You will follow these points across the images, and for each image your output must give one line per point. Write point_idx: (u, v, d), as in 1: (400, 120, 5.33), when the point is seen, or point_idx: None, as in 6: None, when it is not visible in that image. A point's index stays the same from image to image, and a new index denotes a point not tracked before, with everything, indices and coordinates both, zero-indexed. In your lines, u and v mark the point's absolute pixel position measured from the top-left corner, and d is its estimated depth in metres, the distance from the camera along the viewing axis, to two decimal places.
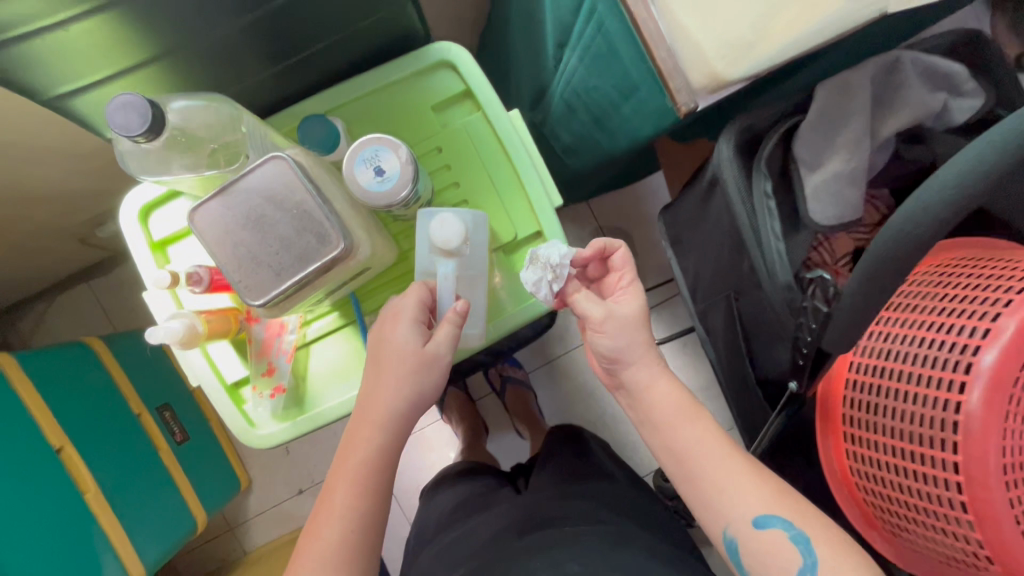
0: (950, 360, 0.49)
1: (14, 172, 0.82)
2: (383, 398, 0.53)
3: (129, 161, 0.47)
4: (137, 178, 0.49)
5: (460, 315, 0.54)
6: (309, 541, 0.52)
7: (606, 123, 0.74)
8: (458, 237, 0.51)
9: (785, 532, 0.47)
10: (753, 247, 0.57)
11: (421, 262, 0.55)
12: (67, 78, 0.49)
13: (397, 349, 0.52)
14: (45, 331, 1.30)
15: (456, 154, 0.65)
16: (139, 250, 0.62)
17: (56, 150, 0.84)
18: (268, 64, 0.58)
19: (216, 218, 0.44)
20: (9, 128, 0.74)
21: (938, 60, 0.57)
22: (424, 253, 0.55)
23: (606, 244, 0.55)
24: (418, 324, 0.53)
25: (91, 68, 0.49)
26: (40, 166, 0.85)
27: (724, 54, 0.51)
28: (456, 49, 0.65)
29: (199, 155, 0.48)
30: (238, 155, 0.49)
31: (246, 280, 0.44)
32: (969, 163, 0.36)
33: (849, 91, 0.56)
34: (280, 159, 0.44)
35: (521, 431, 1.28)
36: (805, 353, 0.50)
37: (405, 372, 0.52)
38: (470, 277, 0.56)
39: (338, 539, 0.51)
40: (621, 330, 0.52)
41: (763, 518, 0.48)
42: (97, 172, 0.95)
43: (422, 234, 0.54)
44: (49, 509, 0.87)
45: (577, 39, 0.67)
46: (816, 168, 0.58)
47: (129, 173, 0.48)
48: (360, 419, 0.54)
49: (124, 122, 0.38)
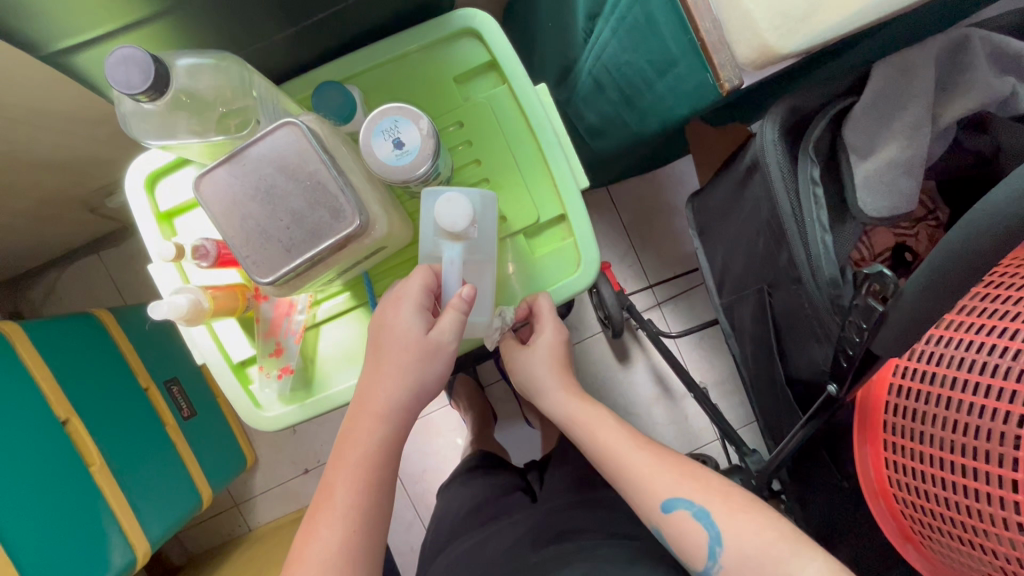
0: (1012, 369, 0.46)
1: (22, 138, 0.80)
2: (390, 391, 0.51)
3: (133, 123, 0.44)
4: (142, 143, 0.46)
5: (465, 301, 0.50)
6: (307, 545, 0.50)
7: (638, 102, 0.69)
8: (466, 219, 0.47)
9: (689, 511, 0.53)
10: (796, 239, 0.53)
11: (427, 246, 0.52)
12: (68, 32, 0.45)
13: (399, 336, 0.50)
14: (54, 302, 1.30)
15: (478, 129, 0.62)
16: (145, 219, 0.59)
17: (63, 115, 0.81)
18: (282, 26, 0.54)
19: (223, 186, 0.41)
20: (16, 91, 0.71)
21: (1009, 40, 0.52)
22: (428, 236, 0.51)
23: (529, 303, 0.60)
24: (424, 311, 0.50)
25: (95, 21, 0.46)
26: (48, 132, 0.82)
27: (776, 25, 0.46)
28: (482, 16, 0.60)
29: (204, 118, 0.44)
30: (248, 121, 0.46)
31: (254, 255, 0.41)
32: None
33: (911, 72, 0.51)
34: (292, 123, 0.40)
35: (531, 421, 1.26)
36: (851, 356, 0.46)
37: (408, 360, 0.50)
38: (475, 262, 0.53)
39: (340, 541, 0.50)
40: (534, 362, 0.60)
41: (670, 502, 0.54)
42: (108, 139, 0.92)
43: (427, 214, 0.50)
44: (52, 482, 0.86)
45: (611, 10, 0.63)
46: (868, 155, 0.53)
47: (134, 137, 0.45)
48: (361, 409, 0.52)
49: (125, 77, 0.35)
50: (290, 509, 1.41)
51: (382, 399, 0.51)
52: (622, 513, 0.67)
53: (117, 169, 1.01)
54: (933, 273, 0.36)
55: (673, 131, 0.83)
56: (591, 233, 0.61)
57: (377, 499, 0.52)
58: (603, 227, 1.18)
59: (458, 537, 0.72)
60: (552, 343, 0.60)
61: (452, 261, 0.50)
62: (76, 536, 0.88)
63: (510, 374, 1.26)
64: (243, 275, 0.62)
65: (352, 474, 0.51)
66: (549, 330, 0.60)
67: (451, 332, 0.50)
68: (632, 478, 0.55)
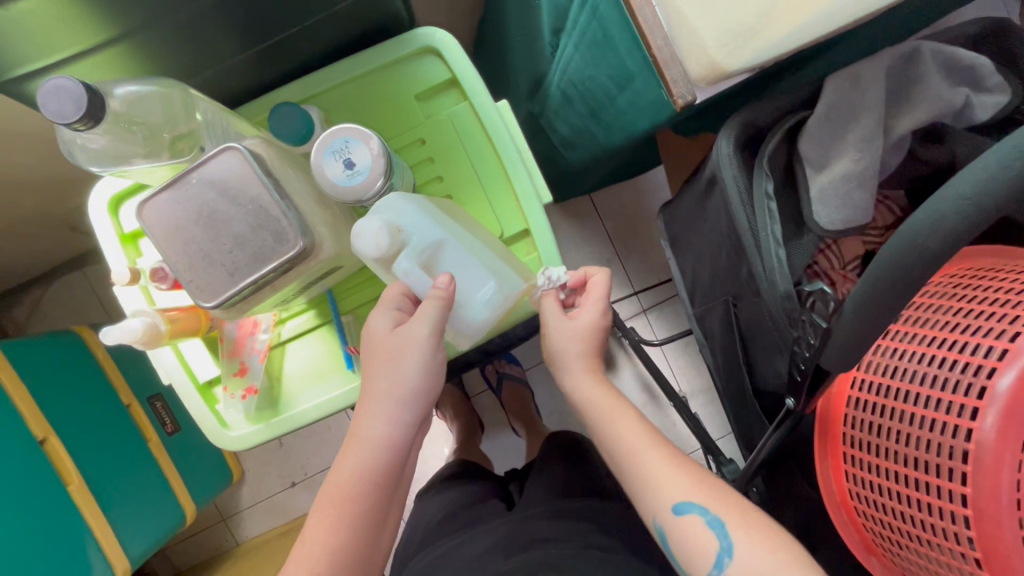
0: (963, 383, 0.46)
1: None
2: (376, 414, 0.51)
3: (76, 151, 0.43)
4: (88, 170, 0.46)
5: (445, 289, 0.49)
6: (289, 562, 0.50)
7: (603, 115, 0.70)
8: (380, 231, 0.45)
9: (703, 517, 0.49)
10: (752, 252, 0.53)
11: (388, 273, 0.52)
12: (19, 61, 0.46)
13: (372, 341, 0.51)
14: (39, 319, 1.30)
15: (440, 145, 0.62)
16: (109, 241, 0.59)
17: (36, 136, 0.81)
18: (240, 49, 0.55)
19: (166, 212, 0.41)
20: None
21: (959, 51, 0.52)
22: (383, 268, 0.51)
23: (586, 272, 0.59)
24: (396, 310, 0.51)
25: (46, 50, 0.46)
26: (21, 153, 0.82)
27: (724, 43, 0.46)
28: (442, 34, 0.61)
29: (153, 143, 0.45)
30: (195, 145, 0.46)
31: (198, 280, 0.41)
32: (992, 167, 0.30)
33: (862, 85, 0.51)
34: (234, 148, 0.40)
35: (517, 430, 1.26)
36: (803, 370, 0.47)
37: (384, 364, 0.50)
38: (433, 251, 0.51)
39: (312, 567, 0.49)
40: (567, 338, 0.56)
41: (682, 505, 0.50)
42: None
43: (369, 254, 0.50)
44: (30, 501, 0.86)
45: (573, 25, 0.63)
46: (823, 168, 0.54)
47: (79, 165, 0.45)
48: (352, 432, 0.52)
49: (57, 108, 0.35)
50: (278, 522, 1.41)
51: (356, 446, 0.51)
52: (598, 525, 0.66)
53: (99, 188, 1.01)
54: (868, 292, 0.36)
55: (645, 141, 0.83)
56: (554, 247, 0.61)
57: (361, 544, 0.51)
58: (584, 236, 1.19)
59: (429, 546, 0.71)
60: (596, 324, 0.57)
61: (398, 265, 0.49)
62: (54, 555, 0.87)
63: (495, 384, 1.26)
64: None
65: (331, 517, 0.51)
66: (593, 311, 0.57)
67: (423, 331, 0.48)
68: (648, 476, 0.52)
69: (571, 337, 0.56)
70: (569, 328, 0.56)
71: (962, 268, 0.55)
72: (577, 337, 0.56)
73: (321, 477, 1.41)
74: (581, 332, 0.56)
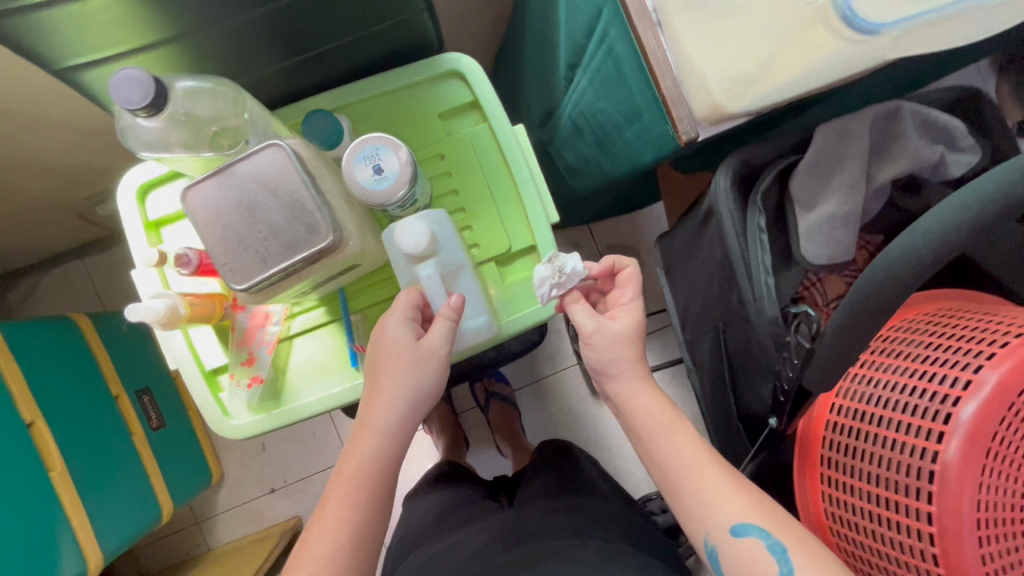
0: (931, 409, 0.50)
1: (22, 145, 0.83)
2: (391, 405, 0.53)
3: (130, 137, 0.47)
4: (137, 155, 0.49)
5: (454, 310, 0.53)
6: (301, 554, 0.50)
7: (609, 146, 0.75)
8: (425, 237, 0.51)
9: (763, 542, 0.46)
10: (743, 279, 0.57)
11: (403, 276, 0.55)
12: (78, 52, 0.50)
13: (391, 346, 0.52)
14: (33, 305, 1.30)
15: (458, 161, 0.66)
16: (133, 227, 0.62)
17: (64, 126, 0.84)
18: (281, 57, 0.59)
19: (208, 199, 0.44)
20: (22, 100, 0.74)
21: (937, 113, 0.58)
22: (402, 267, 0.55)
23: (615, 261, 0.56)
24: (411, 320, 0.53)
25: (105, 44, 0.50)
26: (47, 141, 0.85)
27: (727, 88, 0.51)
28: (468, 60, 0.66)
29: (201, 136, 0.48)
30: (239, 141, 0.50)
31: (231, 264, 0.44)
32: (954, 208, 0.35)
33: (848, 135, 0.56)
34: (279, 148, 0.44)
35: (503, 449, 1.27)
36: (787, 391, 0.50)
37: (403, 368, 0.52)
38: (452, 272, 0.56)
39: (326, 555, 0.49)
40: (609, 345, 0.53)
41: (741, 526, 0.47)
42: (107, 151, 0.96)
43: (393, 248, 0.54)
44: (12, 482, 0.85)
45: (588, 62, 0.69)
46: (811, 208, 0.58)
47: (130, 149, 0.48)
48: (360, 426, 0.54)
49: (126, 94, 0.39)
50: (253, 529, 1.39)
51: (370, 435, 0.53)
52: (590, 517, 0.67)
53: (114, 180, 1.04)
54: (846, 317, 0.40)
55: (646, 175, 0.88)
56: None
57: (364, 558, 0.51)
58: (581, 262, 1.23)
59: (417, 549, 0.72)
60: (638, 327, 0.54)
61: (429, 275, 0.53)
62: (29, 541, 0.86)
63: (484, 401, 1.27)
64: (223, 285, 0.64)
65: (344, 499, 0.51)
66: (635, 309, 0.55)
67: (440, 347, 0.52)
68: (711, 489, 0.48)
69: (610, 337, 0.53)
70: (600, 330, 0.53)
71: (913, 312, 0.60)
72: (620, 342, 0.53)
73: (301, 485, 1.39)
74: (626, 334, 0.54)
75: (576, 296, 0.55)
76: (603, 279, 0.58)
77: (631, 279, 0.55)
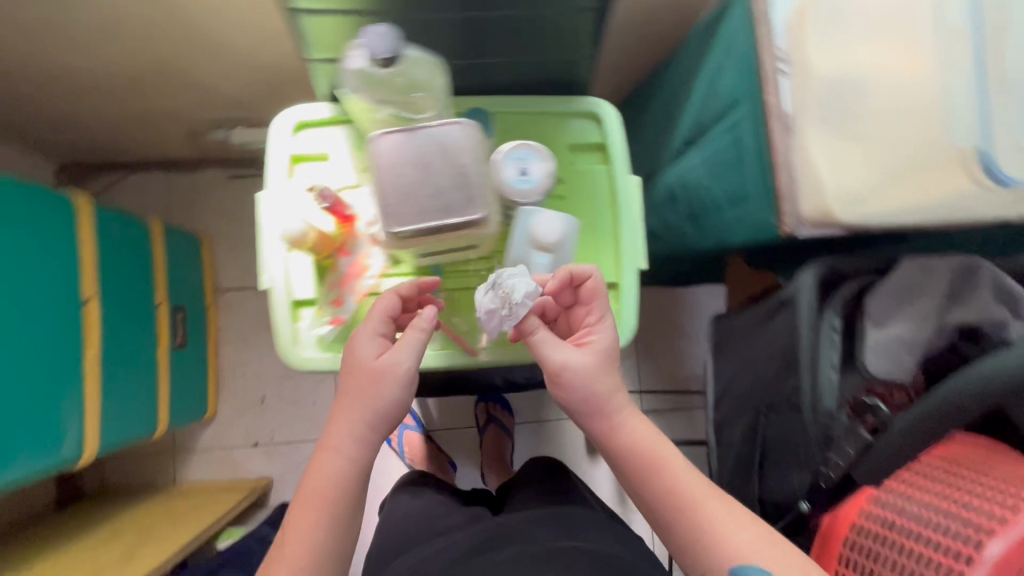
0: (963, 534, 0.53)
1: (185, 59, 0.92)
2: (353, 411, 0.55)
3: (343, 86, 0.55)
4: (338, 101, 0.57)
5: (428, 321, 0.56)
6: (285, 548, 0.52)
7: (701, 220, 0.81)
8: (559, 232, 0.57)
9: None
10: (808, 369, 0.62)
11: (514, 253, 0.60)
12: None
13: (357, 364, 0.56)
14: (109, 198, 1.36)
15: (573, 188, 0.73)
16: (279, 155, 0.69)
17: (227, 57, 0.93)
18: (460, 56, 0.67)
19: (392, 148, 0.50)
20: (209, 23, 0.83)
21: (1011, 282, 0.63)
22: (519, 247, 0.59)
23: (573, 272, 0.57)
24: (378, 338, 0.57)
25: None
26: (207, 63, 0.94)
27: (842, 201, 0.61)
28: (608, 108, 0.73)
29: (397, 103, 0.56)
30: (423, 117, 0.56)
31: (391, 207, 0.50)
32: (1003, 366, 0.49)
33: (929, 272, 0.63)
34: (462, 127, 0.50)
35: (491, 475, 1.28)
36: (828, 482, 0.62)
37: (371, 377, 0.56)
38: None
39: (310, 547, 0.52)
40: (573, 381, 0.55)
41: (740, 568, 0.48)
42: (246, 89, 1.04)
43: (520, 227, 0.59)
44: (50, 352, 0.87)
45: (708, 143, 0.76)
46: (883, 326, 0.63)
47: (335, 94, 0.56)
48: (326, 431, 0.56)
49: (376, 41, 0.48)
50: (223, 478, 1.38)
51: (331, 445, 0.55)
52: (575, 530, 0.67)
53: (236, 115, 1.13)
54: (919, 417, 0.55)
55: (715, 258, 0.94)
56: (634, 305, 0.70)
57: (341, 543, 0.54)
58: None
59: (406, 552, 0.73)
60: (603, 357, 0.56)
61: (540, 268, 0.60)
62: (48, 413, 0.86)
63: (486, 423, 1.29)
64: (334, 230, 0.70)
65: (317, 502, 0.53)
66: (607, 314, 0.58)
67: (407, 357, 0.55)
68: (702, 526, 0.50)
69: (579, 373, 0.55)
70: (566, 367, 0.54)
71: (952, 451, 0.63)
72: (600, 368, 0.55)
73: (284, 448, 1.39)
74: (611, 351, 0.57)
75: (534, 323, 0.55)
76: (563, 292, 0.58)
77: (591, 292, 0.57)
